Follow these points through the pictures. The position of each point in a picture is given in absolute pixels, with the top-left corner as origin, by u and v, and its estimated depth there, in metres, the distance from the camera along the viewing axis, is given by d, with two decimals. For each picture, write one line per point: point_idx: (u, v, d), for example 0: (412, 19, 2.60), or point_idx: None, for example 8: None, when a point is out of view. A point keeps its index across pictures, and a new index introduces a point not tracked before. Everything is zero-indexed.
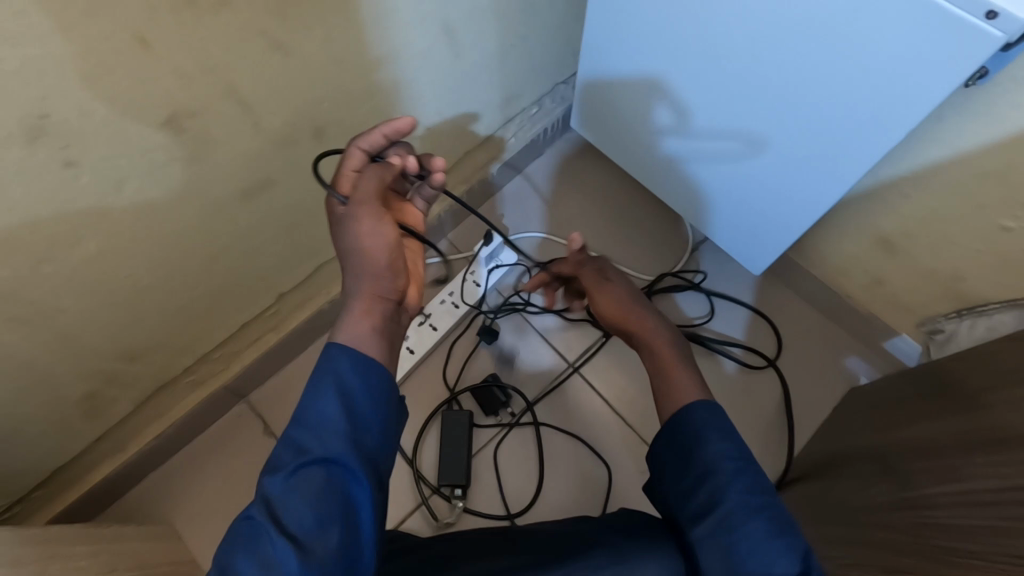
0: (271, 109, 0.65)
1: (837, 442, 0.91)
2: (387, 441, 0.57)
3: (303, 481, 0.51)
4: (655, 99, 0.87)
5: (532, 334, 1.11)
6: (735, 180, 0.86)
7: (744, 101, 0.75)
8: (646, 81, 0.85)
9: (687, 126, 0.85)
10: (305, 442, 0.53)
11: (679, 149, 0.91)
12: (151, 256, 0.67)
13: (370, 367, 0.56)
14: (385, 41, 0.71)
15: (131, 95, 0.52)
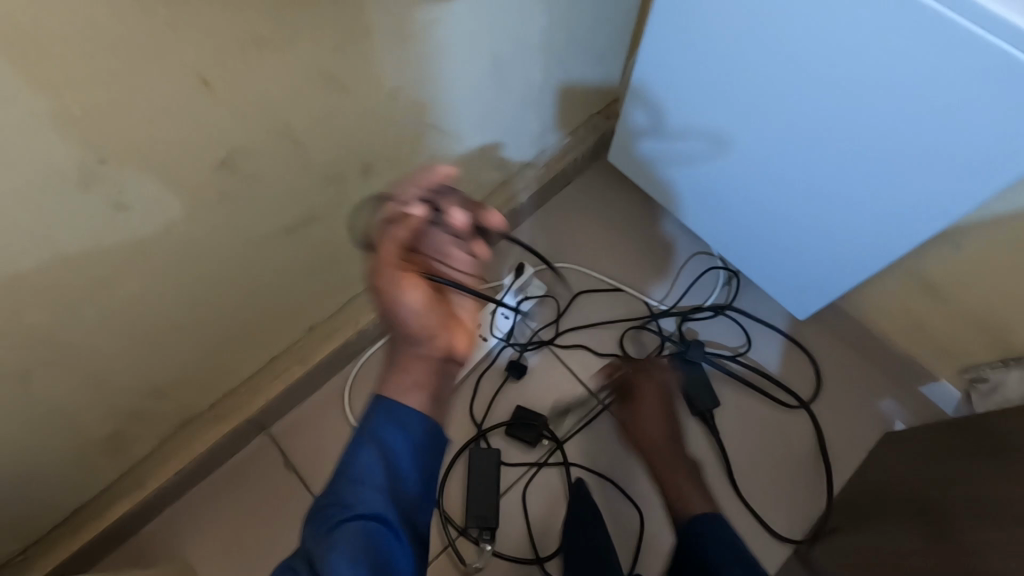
0: (323, 146, 0.63)
1: (878, 491, 0.88)
2: (428, 491, 0.55)
3: (343, 537, 0.49)
4: (700, 153, 0.86)
5: (562, 369, 1.08)
6: (791, 229, 0.83)
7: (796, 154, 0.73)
8: (685, 134, 0.86)
9: (735, 177, 0.84)
10: (343, 493, 0.51)
11: (726, 201, 0.89)
12: (191, 293, 0.65)
13: (400, 411, 0.54)
14: (437, 76, 0.69)
15: (191, 136, 0.50)
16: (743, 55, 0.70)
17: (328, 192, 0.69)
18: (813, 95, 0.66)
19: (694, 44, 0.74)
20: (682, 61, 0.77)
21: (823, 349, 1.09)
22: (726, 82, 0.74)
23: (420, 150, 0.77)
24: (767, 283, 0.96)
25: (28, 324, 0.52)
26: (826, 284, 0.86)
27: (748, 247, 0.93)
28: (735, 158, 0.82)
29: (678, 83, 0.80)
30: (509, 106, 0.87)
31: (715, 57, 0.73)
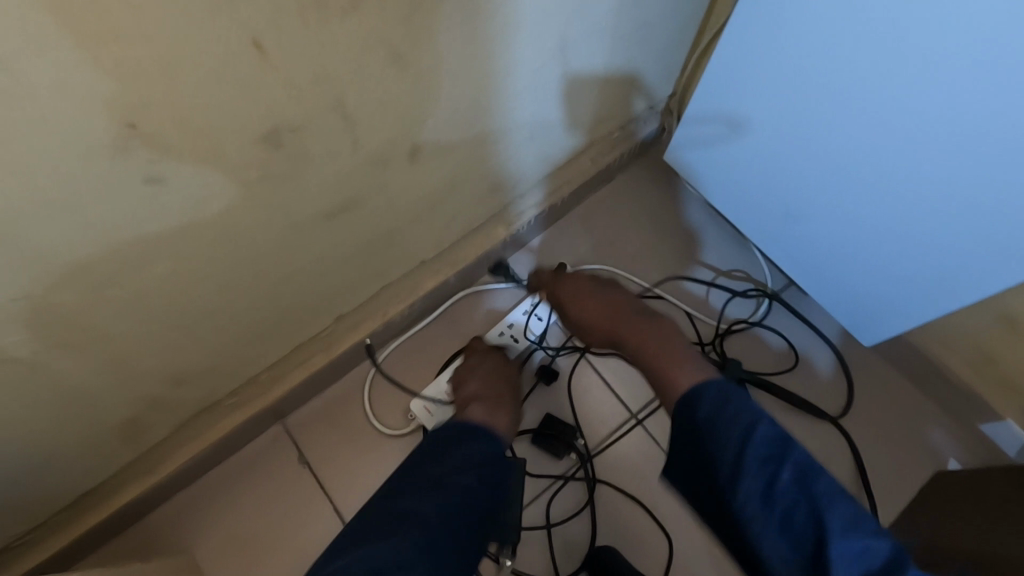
0: (374, 126, 0.57)
1: (934, 535, 0.82)
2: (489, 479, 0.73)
3: (462, 496, 0.69)
4: (764, 160, 0.83)
5: (595, 377, 1.02)
6: (864, 237, 0.78)
7: (869, 155, 0.70)
8: (748, 139, 0.83)
9: (803, 184, 0.80)
10: (441, 470, 0.71)
11: (793, 208, 0.85)
12: (218, 277, 0.59)
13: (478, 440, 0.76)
14: (499, 56, 0.63)
15: (235, 105, 0.44)
16: (806, 60, 0.68)
17: (373, 176, 0.63)
18: (883, 96, 0.64)
19: (755, 52, 0.73)
20: (743, 70, 0.76)
21: (874, 375, 1.02)
22: (790, 91, 0.73)
23: (471, 135, 0.71)
24: (834, 303, 0.90)
25: (44, 304, 0.47)
26: (909, 306, 0.79)
27: (815, 267, 0.89)
28: (802, 169, 0.79)
29: (741, 95, 0.79)
30: (570, 95, 0.81)
31: (778, 65, 0.72)
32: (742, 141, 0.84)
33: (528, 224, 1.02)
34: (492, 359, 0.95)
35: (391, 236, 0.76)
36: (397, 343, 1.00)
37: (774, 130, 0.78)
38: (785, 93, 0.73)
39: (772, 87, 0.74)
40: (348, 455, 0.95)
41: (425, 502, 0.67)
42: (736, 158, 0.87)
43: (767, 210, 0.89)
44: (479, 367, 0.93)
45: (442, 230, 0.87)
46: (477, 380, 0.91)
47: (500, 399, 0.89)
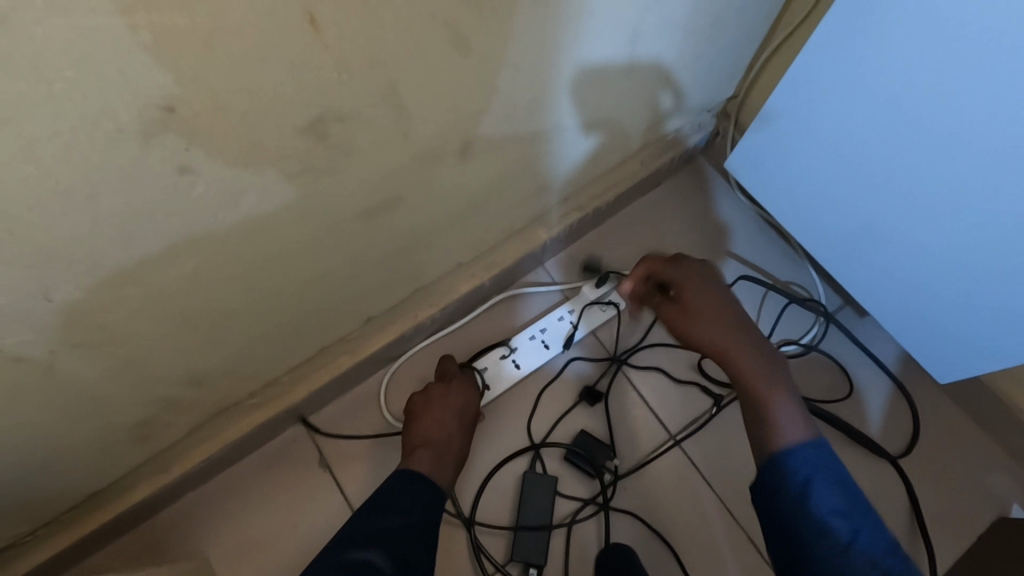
0: (428, 118, 0.51)
1: None
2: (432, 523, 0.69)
3: (407, 542, 0.66)
4: (834, 180, 0.76)
5: (631, 392, 0.96)
6: (948, 267, 0.70)
7: (960, 178, 0.62)
8: (817, 156, 0.75)
9: (877, 208, 0.73)
10: (392, 519, 0.67)
11: (865, 232, 0.77)
12: (248, 276, 0.54)
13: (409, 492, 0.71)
14: (565, 47, 0.57)
15: (281, 89, 0.39)
16: (874, 91, 0.64)
17: (420, 173, 0.58)
18: (960, 128, 0.59)
19: (815, 81, 0.69)
20: (804, 100, 0.71)
21: (933, 408, 0.95)
22: (856, 122, 0.68)
23: (526, 132, 0.65)
24: (902, 336, 0.83)
25: (59, 301, 0.42)
26: (993, 346, 0.71)
27: (884, 304, 0.82)
28: (872, 203, 0.73)
29: (802, 125, 0.74)
30: (629, 96, 0.76)
31: (842, 97, 0.67)
32: (803, 172, 0.79)
33: (569, 228, 0.96)
34: (456, 391, 0.84)
35: (430, 236, 0.70)
36: (422, 345, 0.95)
37: (840, 161, 0.73)
38: (851, 125, 0.68)
39: (835, 118, 0.70)
40: (368, 462, 0.90)
41: (370, 548, 0.64)
42: (797, 189, 0.81)
43: (833, 233, 0.82)
44: (441, 400, 0.82)
45: (483, 232, 0.81)
46: (433, 416, 0.81)
47: (447, 445, 0.79)
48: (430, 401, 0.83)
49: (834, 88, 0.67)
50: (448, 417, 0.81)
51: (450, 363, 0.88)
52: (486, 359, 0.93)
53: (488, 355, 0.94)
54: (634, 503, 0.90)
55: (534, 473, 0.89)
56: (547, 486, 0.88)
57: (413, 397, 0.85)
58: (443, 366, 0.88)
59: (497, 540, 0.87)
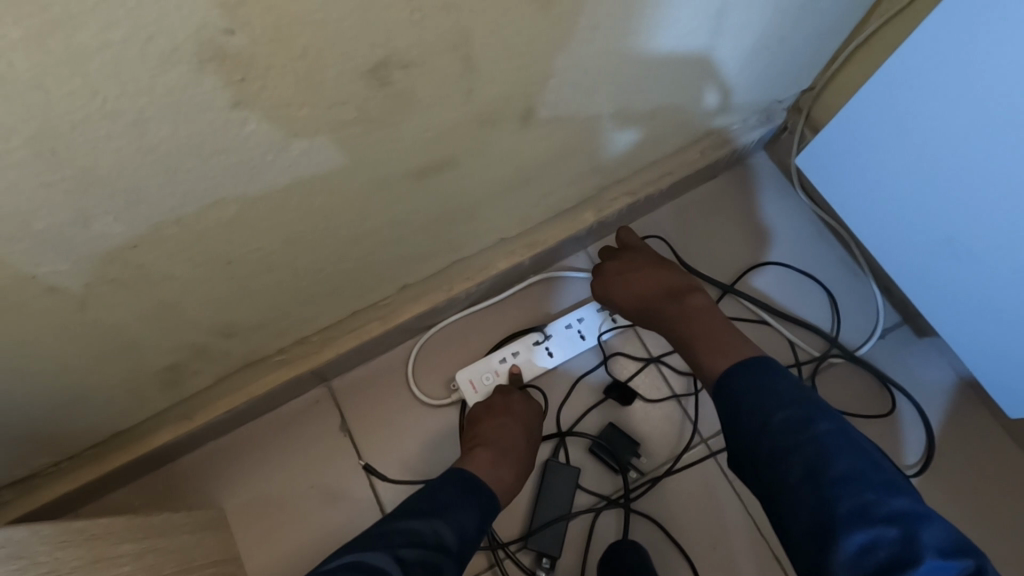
0: (494, 77, 0.48)
1: None
2: (465, 533, 0.66)
3: (427, 549, 0.62)
4: (919, 192, 0.68)
5: (667, 392, 0.91)
6: None
7: None
8: (900, 163, 0.68)
9: (965, 224, 0.65)
10: (430, 522, 0.65)
11: (950, 251, 0.70)
12: (290, 229, 0.52)
13: (447, 496, 0.69)
14: (645, 17, 0.52)
15: (345, 23, 0.35)
16: (977, 94, 0.56)
17: (477, 137, 0.54)
18: None
19: (904, 82, 0.62)
20: (891, 105, 0.64)
21: (988, 442, 0.89)
22: (959, 125, 0.59)
23: (589, 106, 0.61)
24: (980, 367, 0.75)
25: (97, 233, 0.40)
26: None
27: (971, 329, 0.74)
28: (966, 217, 0.65)
29: (888, 130, 0.67)
30: (699, 74, 0.69)
31: (940, 99, 0.59)
32: (887, 177, 0.71)
33: (617, 214, 0.91)
34: (517, 402, 0.85)
35: (478, 207, 0.67)
36: (455, 319, 0.92)
37: (930, 171, 0.65)
38: (948, 131, 0.61)
39: (928, 123, 0.62)
40: (390, 432, 0.89)
41: (382, 549, 0.60)
42: (877, 198, 0.74)
43: (912, 249, 0.75)
44: (502, 408, 0.83)
45: (530, 208, 0.77)
46: (492, 421, 0.82)
47: (508, 449, 0.80)
48: (490, 408, 0.84)
49: (922, 91, 0.60)
50: (510, 427, 0.82)
51: (513, 377, 0.88)
52: (519, 344, 0.90)
53: (520, 340, 0.91)
54: (658, 505, 0.86)
55: (557, 461, 0.86)
56: (570, 476, 0.85)
57: (474, 406, 0.86)
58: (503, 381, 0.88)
59: (513, 523, 0.85)
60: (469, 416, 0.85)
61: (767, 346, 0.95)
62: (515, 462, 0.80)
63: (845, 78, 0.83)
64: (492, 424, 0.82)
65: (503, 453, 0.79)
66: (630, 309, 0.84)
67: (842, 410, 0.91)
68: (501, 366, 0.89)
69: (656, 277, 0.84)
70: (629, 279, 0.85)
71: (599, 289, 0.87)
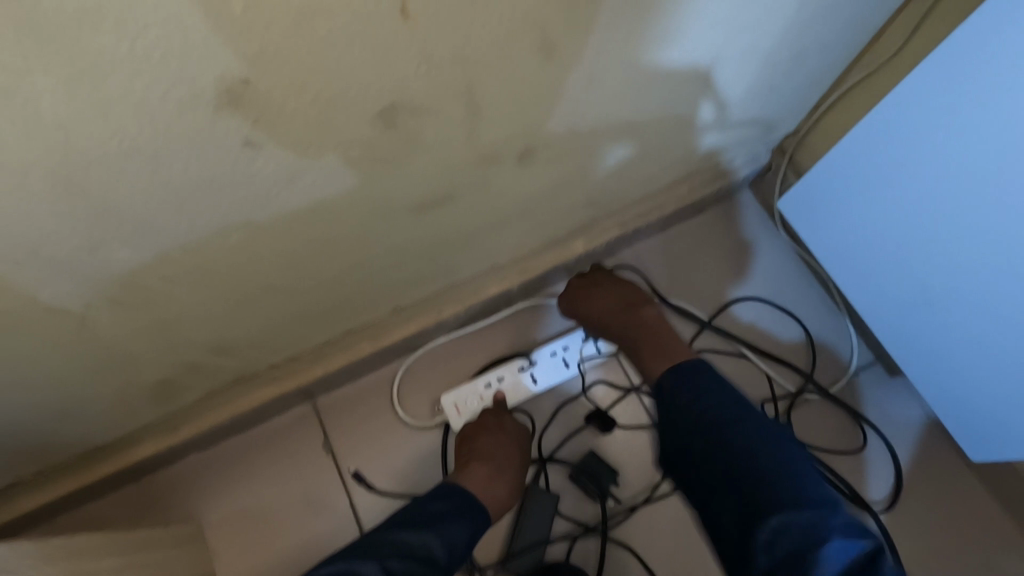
0: (496, 121, 0.50)
1: None
2: (455, 546, 0.67)
3: (415, 563, 0.64)
4: (886, 238, 0.72)
5: (648, 422, 0.93)
6: (994, 337, 0.66)
7: (1003, 242, 0.60)
8: (868, 213, 0.72)
9: (927, 270, 0.70)
10: (422, 536, 0.66)
11: (914, 296, 0.74)
12: (290, 255, 0.53)
13: (441, 508, 0.70)
14: (639, 69, 0.55)
15: (358, 73, 0.37)
16: (939, 144, 0.60)
17: (476, 174, 0.56)
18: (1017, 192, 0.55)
19: (890, 124, 0.63)
20: (876, 149, 0.66)
21: (954, 482, 0.92)
22: (920, 181, 0.64)
23: (584, 145, 0.63)
24: (944, 407, 0.78)
25: (103, 259, 0.41)
26: None
27: (965, 370, 0.72)
28: (941, 261, 0.67)
29: (874, 173, 0.68)
30: (690, 119, 0.72)
31: (909, 147, 0.62)
32: (858, 224, 0.75)
33: (607, 245, 0.93)
34: (511, 423, 0.87)
35: (472, 237, 0.69)
36: (443, 340, 0.93)
37: (917, 211, 0.66)
38: (911, 186, 0.65)
39: (916, 163, 0.63)
40: (375, 451, 0.89)
41: (372, 560, 0.62)
42: (863, 242, 0.76)
43: (883, 293, 0.78)
44: (497, 427, 0.85)
45: (524, 237, 0.79)
46: (489, 438, 0.83)
47: (502, 466, 0.81)
48: (488, 425, 0.85)
49: (884, 150, 0.65)
50: (506, 446, 0.83)
51: (498, 402, 0.90)
52: (505, 368, 0.92)
53: (507, 365, 0.92)
54: (636, 533, 0.88)
55: (538, 486, 0.87)
56: (550, 502, 0.86)
57: (468, 425, 0.87)
58: (487, 405, 0.89)
59: (491, 547, 0.86)
60: (463, 430, 0.86)
61: (746, 379, 0.97)
62: (510, 479, 0.81)
63: (826, 127, 0.86)
64: (488, 439, 0.83)
65: (500, 470, 0.81)
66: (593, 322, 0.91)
67: (817, 445, 0.94)
68: (486, 390, 0.91)
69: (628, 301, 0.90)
70: (603, 304, 0.90)
71: (565, 306, 0.92)
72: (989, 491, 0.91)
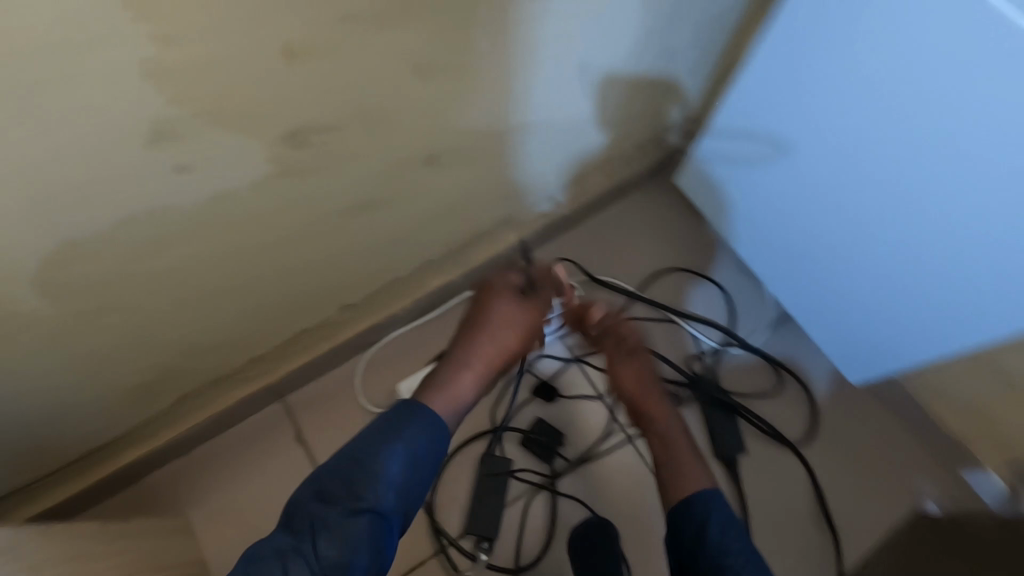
0: (395, 132, 0.60)
1: None
2: (401, 489, 0.68)
3: (358, 520, 0.64)
4: (784, 177, 0.80)
5: (588, 388, 1.04)
6: (870, 268, 0.77)
7: (882, 179, 0.68)
8: (771, 152, 0.79)
9: (817, 204, 0.78)
10: (359, 490, 0.65)
11: (794, 229, 0.84)
12: (236, 263, 0.63)
13: (373, 460, 0.67)
14: (516, 76, 0.65)
15: (264, 101, 0.47)
16: (835, 87, 0.66)
17: (391, 180, 0.66)
18: (898, 133, 0.63)
19: (830, 68, 0.65)
20: (796, 79, 0.70)
21: (865, 412, 1.04)
22: (817, 121, 0.71)
23: (488, 147, 0.74)
24: (825, 335, 0.90)
25: (72, 272, 0.50)
26: (895, 338, 0.79)
27: (857, 291, 0.81)
28: (832, 197, 0.75)
29: (810, 89, 0.69)
30: (584, 112, 0.83)
31: (810, 84, 0.69)
32: (763, 166, 0.82)
33: (536, 233, 1.04)
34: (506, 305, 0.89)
35: (404, 236, 0.79)
36: (398, 334, 1.03)
37: (818, 160, 0.74)
38: (808, 127, 0.72)
39: (857, 89, 0.64)
40: (343, 441, 0.98)
41: (309, 540, 0.62)
42: (776, 156, 0.79)
43: (765, 238, 0.89)
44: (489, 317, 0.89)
45: (454, 232, 0.89)
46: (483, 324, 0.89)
47: (470, 367, 0.85)
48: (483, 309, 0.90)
49: (786, 89, 0.71)
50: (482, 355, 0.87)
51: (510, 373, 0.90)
52: None
53: None
54: (584, 488, 0.98)
55: (493, 456, 0.96)
56: (504, 467, 0.96)
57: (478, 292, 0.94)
58: None
59: (455, 513, 0.95)
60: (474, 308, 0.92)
61: (674, 341, 1.08)
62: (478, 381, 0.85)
63: None
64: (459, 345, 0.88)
65: (472, 371, 0.85)
66: (624, 390, 0.92)
67: (741, 392, 1.05)
68: None
69: (622, 364, 0.93)
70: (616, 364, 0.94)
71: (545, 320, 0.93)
72: (895, 416, 1.03)
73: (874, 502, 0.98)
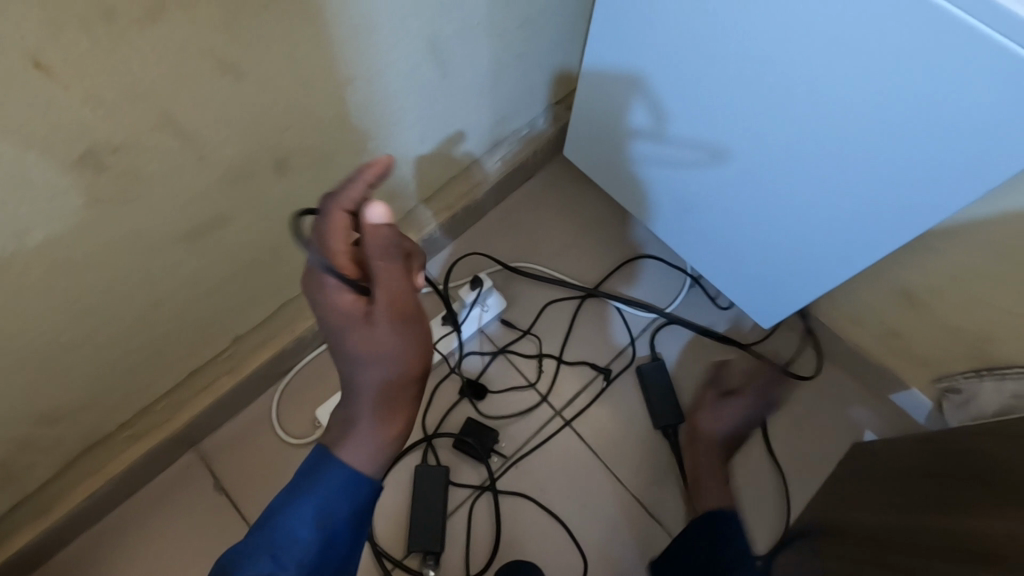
0: (221, 141, 0.55)
1: (826, 504, 0.83)
2: (326, 547, 0.55)
3: None
4: (670, 137, 0.76)
5: (517, 379, 1.01)
6: (765, 224, 0.73)
7: (766, 132, 0.64)
8: (656, 112, 0.75)
9: (705, 162, 0.74)
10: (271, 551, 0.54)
11: (683, 187, 0.81)
12: (71, 310, 0.57)
13: (282, 523, 0.54)
14: (353, 62, 0.60)
15: (30, 128, 0.42)
16: (713, 33, 0.61)
17: (237, 192, 0.61)
18: (780, 81, 0.58)
19: (686, 19, 0.62)
20: (673, 29, 0.64)
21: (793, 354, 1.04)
22: (697, 74, 0.65)
23: (347, 143, 0.69)
24: (733, 288, 0.88)
25: None
26: (789, 284, 0.78)
27: (752, 244, 0.78)
28: (721, 155, 0.71)
29: (688, 40, 0.63)
30: (450, 97, 0.78)
31: (686, 32, 0.63)
32: (649, 125, 0.78)
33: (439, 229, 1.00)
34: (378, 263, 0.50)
35: (280, 251, 0.74)
36: (311, 356, 0.97)
37: (685, 114, 0.71)
38: (690, 82, 0.67)
39: (737, 35, 0.59)
40: (266, 479, 0.92)
41: None
42: (664, 115, 0.74)
43: (658, 200, 0.87)
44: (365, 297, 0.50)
45: None
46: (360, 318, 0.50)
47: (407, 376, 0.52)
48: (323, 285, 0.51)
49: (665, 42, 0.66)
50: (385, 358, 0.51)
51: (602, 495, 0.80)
52: None
53: None
54: (527, 481, 0.95)
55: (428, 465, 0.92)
56: (441, 475, 0.91)
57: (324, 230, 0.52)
58: None
59: (396, 531, 0.91)
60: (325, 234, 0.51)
61: (599, 315, 1.05)
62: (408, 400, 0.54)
63: None
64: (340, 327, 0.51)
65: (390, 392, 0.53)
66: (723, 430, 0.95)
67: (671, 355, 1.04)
68: None
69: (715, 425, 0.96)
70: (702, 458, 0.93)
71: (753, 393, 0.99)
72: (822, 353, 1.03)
73: (812, 441, 0.99)
